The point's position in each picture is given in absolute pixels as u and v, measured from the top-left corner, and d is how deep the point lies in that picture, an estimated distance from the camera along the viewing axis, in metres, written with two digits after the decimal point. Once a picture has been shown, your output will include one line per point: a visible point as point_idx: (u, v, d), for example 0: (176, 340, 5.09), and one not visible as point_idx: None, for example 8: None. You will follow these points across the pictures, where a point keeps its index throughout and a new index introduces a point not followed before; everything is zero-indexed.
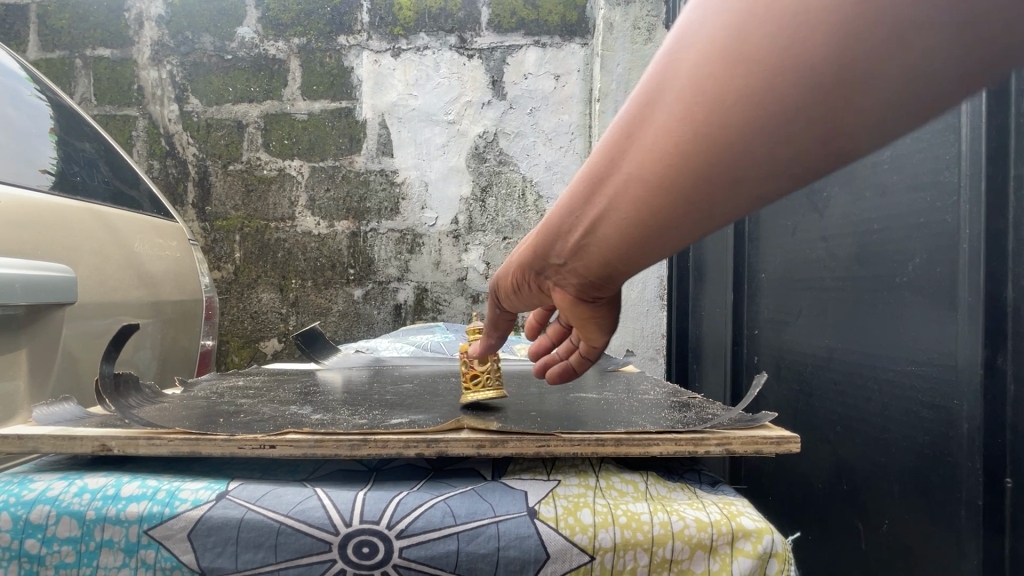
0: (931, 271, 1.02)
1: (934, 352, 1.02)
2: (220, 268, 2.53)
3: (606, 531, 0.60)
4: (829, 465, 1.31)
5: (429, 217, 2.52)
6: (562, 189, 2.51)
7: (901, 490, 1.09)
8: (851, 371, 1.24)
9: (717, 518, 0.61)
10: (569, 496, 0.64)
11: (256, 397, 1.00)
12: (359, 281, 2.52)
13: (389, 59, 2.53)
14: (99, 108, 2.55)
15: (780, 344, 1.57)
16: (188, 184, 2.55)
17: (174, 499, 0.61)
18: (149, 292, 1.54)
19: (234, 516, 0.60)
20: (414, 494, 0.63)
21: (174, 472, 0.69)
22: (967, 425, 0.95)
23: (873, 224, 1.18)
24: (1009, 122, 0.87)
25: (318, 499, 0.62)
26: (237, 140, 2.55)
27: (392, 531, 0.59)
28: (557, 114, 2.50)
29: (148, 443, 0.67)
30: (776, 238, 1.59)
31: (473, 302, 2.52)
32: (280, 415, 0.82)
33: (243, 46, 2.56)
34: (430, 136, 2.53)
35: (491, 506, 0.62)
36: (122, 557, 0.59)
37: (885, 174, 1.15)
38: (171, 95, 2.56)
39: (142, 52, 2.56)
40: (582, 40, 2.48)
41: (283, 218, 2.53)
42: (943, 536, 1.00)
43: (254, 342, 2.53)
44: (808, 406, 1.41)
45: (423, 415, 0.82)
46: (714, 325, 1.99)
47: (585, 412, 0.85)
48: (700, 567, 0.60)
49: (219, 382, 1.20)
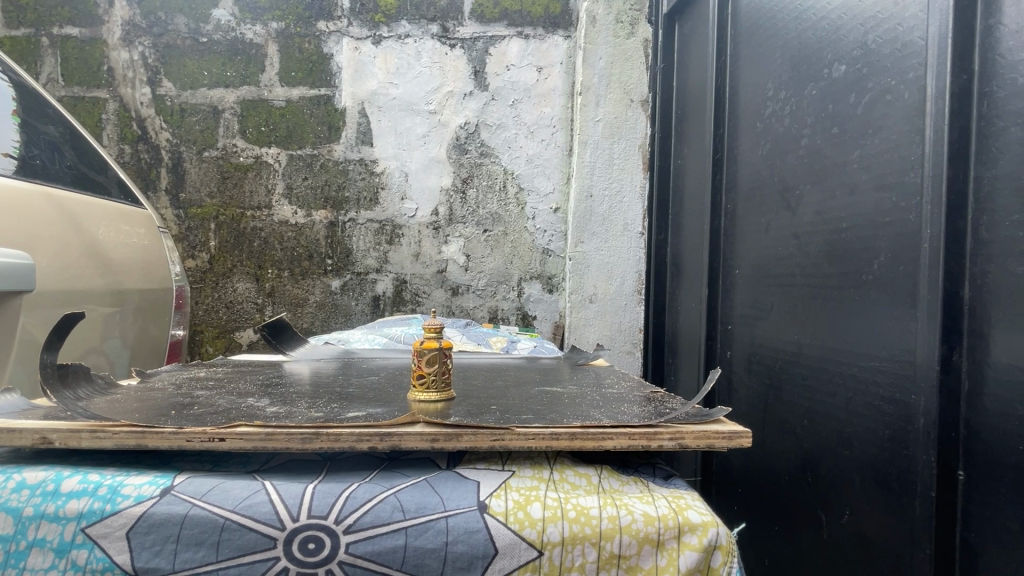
0: (895, 270, 1.04)
1: (896, 348, 1.04)
2: (194, 257, 2.47)
3: (554, 526, 0.65)
4: (795, 458, 1.34)
5: (409, 208, 2.50)
6: (544, 182, 2.50)
7: (862, 483, 1.12)
8: (819, 366, 1.27)
9: (665, 513, 0.67)
10: (521, 490, 0.69)
11: (216, 389, 0.99)
12: (337, 272, 2.49)
13: (370, 47, 2.48)
14: (67, 89, 2.46)
15: (751, 338, 1.58)
16: (161, 169, 2.48)
17: (115, 495, 0.66)
18: (114, 281, 1.51)
19: (179, 513, 0.65)
20: (365, 487, 0.68)
21: (119, 466, 0.73)
22: (925, 420, 0.96)
23: (843, 221, 1.19)
24: (972, 125, 0.91)
25: (266, 494, 0.66)
26: (212, 126, 2.49)
27: (340, 526, 0.64)
28: (539, 107, 2.49)
29: (91, 437, 0.70)
30: (749, 234, 1.60)
31: (452, 294, 2.51)
32: (235, 408, 0.83)
33: (218, 29, 2.49)
34: (410, 125, 2.49)
35: (442, 501, 0.67)
36: (53, 557, 0.64)
37: (853, 174, 1.17)
38: (143, 78, 2.48)
39: (112, 32, 2.48)
40: (565, 32, 2.47)
41: (259, 207, 2.48)
42: (899, 527, 1.02)
43: (229, 332, 2.48)
44: (777, 401, 1.43)
45: (380, 409, 0.85)
46: (687, 320, 2.02)
47: (546, 405, 0.87)
48: (648, 562, 0.66)
49: (181, 372, 1.19)
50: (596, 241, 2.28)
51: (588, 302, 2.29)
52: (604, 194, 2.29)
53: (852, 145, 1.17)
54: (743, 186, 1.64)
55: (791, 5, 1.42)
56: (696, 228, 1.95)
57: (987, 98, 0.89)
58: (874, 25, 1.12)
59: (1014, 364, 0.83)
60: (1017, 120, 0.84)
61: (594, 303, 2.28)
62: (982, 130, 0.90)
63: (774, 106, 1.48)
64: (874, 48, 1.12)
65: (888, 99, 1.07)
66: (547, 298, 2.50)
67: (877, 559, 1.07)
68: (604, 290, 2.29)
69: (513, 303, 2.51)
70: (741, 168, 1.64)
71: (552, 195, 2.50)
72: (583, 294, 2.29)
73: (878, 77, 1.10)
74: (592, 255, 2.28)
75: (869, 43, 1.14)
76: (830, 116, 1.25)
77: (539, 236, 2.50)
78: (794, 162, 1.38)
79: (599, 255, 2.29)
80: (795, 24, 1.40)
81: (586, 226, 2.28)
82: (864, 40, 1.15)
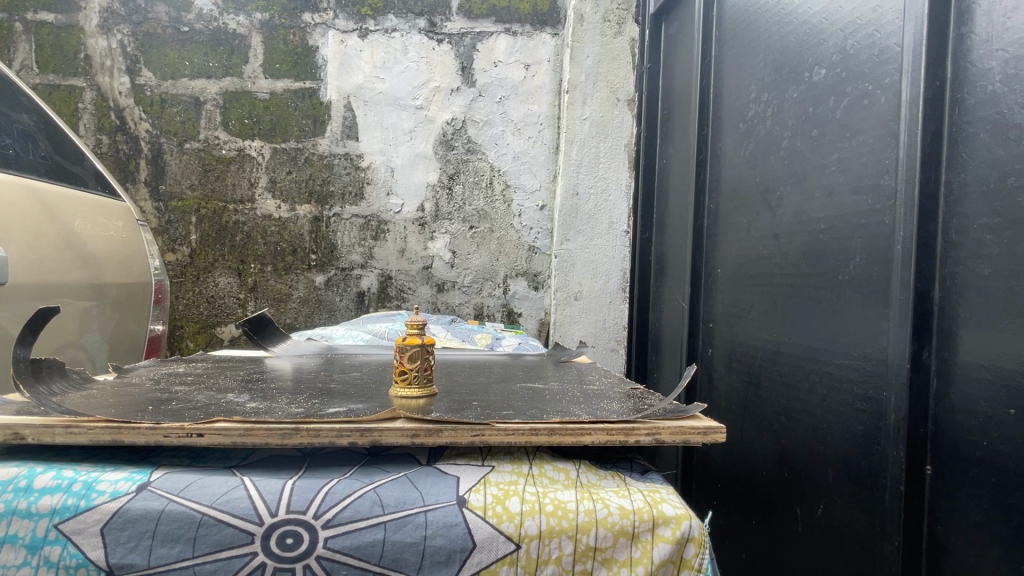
0: (869, 270, 1.07)
1: (869, 346, 1.07)
2: (174, 250, 2.43)
3: (532, 520, 0.66)
4: (772, 454, 1.37)
5: (395, 204, 2.48)
6: (531, 180, 2.50)
7: (834, 477, 1.15)
8: (796, 364, 1.30)
9: (640, 507, 0.69)
10: (500, 484, 0.70)
11: (195, 384, 0.98)
12: (321, 267, 2.47)
13: (356, 40, 2.46)
14: (42, 77, 2.40)
15: (731, 336, 1.61)
16: (140, 161, 2.43)
17: (90, 492, 0.65)
18: (91, 274, 1.48)
19: (156, 508, 0.64)
20: (344, 482, 0.68)
21: (94, 462, 0.72)
22: (895, 416, 0.99)
23: (820, 223, 1.22)
24: (943, 131, 0.94)
25: (244, 489, 0.66)
26: (194, 117, 2.44)
27: (318, 521, 0.64)
28: (526, 104, 2.49)
29: (66, 432, 0.69)
30: (731, 234, 1.63)
31: (438, 290, 2.50)
32: (213, 403, 0.83)
33: (200, 19, 2.44)
34: (397, 120, 2.48)
35: (421, 495, 0.67)
36: (24, 554, 0.63)
37: (830, 176, 1.19)
38: (121, 67, 2.42)
39: (89, 19, 2.41)
40: (553, 30, 2.47)
41: (242, 201, 2.44)
42: (869, 520, 1.05)
43: (210, 327, 2.45)
44: (756, 397, 1.46)
45: (361, 405, 0.85)
46: (670, 318, 2.05)
47: (527, 402, 0.88)
48: (623, 554, 0.67)
49: (159, 368, 1.17)
50: (581, 239, 2.30)
51: (573, 299, 2.30)
52: (590, 192, 2.30)
53: (830, 148, 1.20)
54: (725, 186, 1.66)
55: (774, 9, 1.44)
56: (680, 227, 1.97)
57: (958, 104, 0.92)
58: (852, 31, 1.15)
59: (980, 362, 0.86)
60: (985, 127, 0.87)
61: (579, 301, 2.30)
62: (954, 136, 0.92)
63: (757, 108, 1.50)
64: (852, 53, 1.14)
65: (866, 103, 1.09)
66: (533, 295, 2.51)
67: (849, 551, 1.10)
68: (590, 288, 2.30)
69: (499, 300, 2.51)
70: (725, 168, 1.66)
71: (538, 192, 2.50)
72: (568, 292, 2.31)
73: (856, 82, 1.12)
74: (577, 253, 2.30)
75: (848, 48, 1.16)
76: (810, 119, 1.27)
77: (525, 233, 2.50)
78: (775, 163, 1.40)
79: (585, 253, 2.30)
80: (778, 27, 1.42)
81: (572, 224, 2.30)
82: (842, 45, 1.18)
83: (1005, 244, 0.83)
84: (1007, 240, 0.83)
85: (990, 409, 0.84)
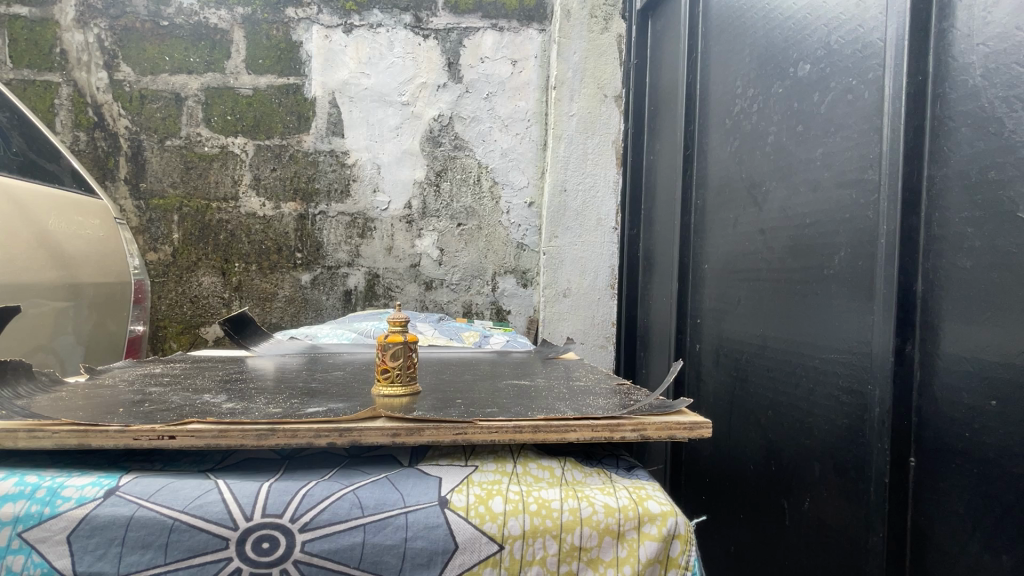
0: (853, 263, 1.08)
1: (854, 341, 1.07)
2: (156, 249, 2.38)
3: (515, 519, 0.66)
4: (760, 448, 1.37)
5: (381, 201, 2.45)
6: (518, 177, 2.49)
7: (821, 471, 1.15)
8: (784, 359, 1.29)
9: (626, 505, 0.68)
10: (483, 484, 0.69)
11: (171, 385, 0.96)
12: (307, 266, 2.44)
13: (341, 36, 2.42)
14: (16, 72, 2.33)
15: (719, 331, 1.61)
16: (119, 158, 2.37)
17: (55, 498, 0.63)
18: (68, 274, 1.44)
19: (124, 514, 0.62)
20: (323, 484, 0.67)
21: (59, 467, 0.70)
22: (879, 408, 0.99)
23: (805, 218, 1.23)
24: (924, 125, 0.94)
25: (218, 493, 0.65)
26: (175, 114, 2.39)
27: (296, 525, 0.63)
28: (513, 100, 2.47)
29: (30, 437, 0.67)
30: (718, 229, 1.62)
31: (426, 288, 2.48)
32: (188, 405, 0.81)
33: (180, 13, 2.39)
34: (383, 117, 2.45)
35: (401, 496, 0.66)
36: None
37: (815, 170, 1.20)
38: (99, 62, 2.37)
39: (65, 13, 2.35)
40: (540, 26, 2.45)
41: (225, 198, 2.40)
42: (854, 512, 1.05)
43: (194, 328, 2.40)
44: (744, 392, 1.46)
45: (342, 404, 0.83)
46: (658, 314, 2.05)
47: (512, 399, 0.87)
48: (608, 554, 0.66)
49: (136, 369, 1.15)
50: (570, 235, 2.29)
51: (562, 296, 2.30)
52: (579, 189, 2.29)
53: (814, 143, 1.20)
54: (712, 181, 1.66)
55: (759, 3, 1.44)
56: (667, 224, 1.97)
57: (939, 99, 0.92)
58: (836, 26, 1.15)
59: (961, 354, 0.87)
60: (967, 122, 0.87)
61: (567, 297, 2.29)
62: (935, 130, 0.93)
63: (743, 104, 1.49)
64: (836, 48, 1.14)
65: (850, 98, 1.09)
66: (521, 292, 2.50)
67: (835, 543, 1.11)
68: (578, 285, 2.30)
69: (487, 298, 2.50)
70: (711, 164, 1.66)
71: (526, 189, 2.49)
72: (557, 288, 2.29)
73: (840, 77, 1.12)
74: (565, 250, 2.29)
75: (832, 44, 1.16)
76: (795, 115, 1.27)
77: (513, 231, 2.49)
78: (761, 159, 1.40)
79: (573, 250, 2.29)
80: (764, 22, 1.42)
81: (560, 221, 2.29)
82: (826, 40, 1.18)
83: (986, 237, 0.84)
84: (988, 234, 0.83)
85: (972, 401, 0.85)
